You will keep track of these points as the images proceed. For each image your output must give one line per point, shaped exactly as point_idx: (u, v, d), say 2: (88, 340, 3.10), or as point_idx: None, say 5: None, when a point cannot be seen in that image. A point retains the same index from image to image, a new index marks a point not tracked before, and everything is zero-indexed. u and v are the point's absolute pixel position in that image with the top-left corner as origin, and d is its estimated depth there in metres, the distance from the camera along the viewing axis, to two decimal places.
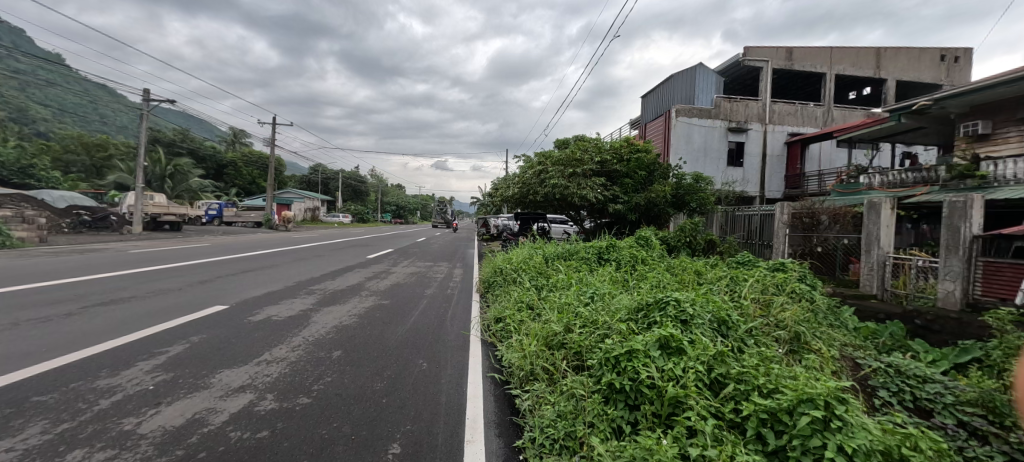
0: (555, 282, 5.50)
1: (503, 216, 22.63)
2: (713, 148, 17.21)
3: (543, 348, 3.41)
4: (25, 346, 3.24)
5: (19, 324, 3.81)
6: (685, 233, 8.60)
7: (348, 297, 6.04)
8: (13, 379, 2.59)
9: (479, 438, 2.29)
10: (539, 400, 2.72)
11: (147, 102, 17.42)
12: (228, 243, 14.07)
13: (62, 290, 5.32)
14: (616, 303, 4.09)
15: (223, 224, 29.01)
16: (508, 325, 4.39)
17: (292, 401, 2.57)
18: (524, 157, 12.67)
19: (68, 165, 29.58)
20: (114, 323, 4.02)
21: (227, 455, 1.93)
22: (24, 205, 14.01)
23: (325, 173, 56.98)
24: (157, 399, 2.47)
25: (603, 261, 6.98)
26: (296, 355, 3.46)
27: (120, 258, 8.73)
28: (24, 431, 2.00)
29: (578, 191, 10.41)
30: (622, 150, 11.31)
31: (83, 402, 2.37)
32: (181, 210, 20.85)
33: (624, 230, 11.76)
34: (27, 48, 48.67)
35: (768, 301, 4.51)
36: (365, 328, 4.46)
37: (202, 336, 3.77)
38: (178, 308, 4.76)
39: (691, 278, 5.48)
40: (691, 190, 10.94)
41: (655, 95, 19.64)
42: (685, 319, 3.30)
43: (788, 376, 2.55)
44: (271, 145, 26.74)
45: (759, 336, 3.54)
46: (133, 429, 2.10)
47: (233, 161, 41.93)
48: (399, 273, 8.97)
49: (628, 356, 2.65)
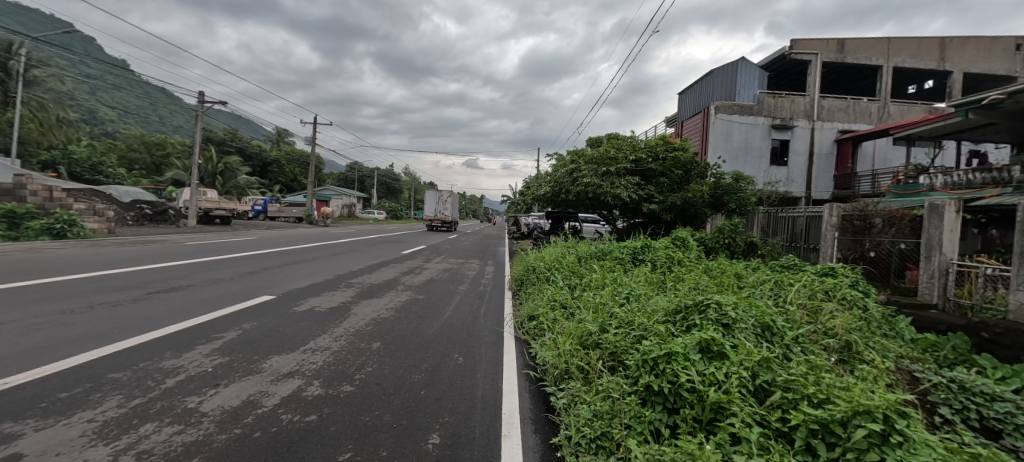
0: (589, 281, 5.45)
1: (534, 215, 22.63)
2: (756, 146, 16.44)
3: (577, 347, 3.40)
4: (100, 328, 3.57)
5: (92, 307, 4.19)
6: (723, 234, 8.29)
7: (385, 291, 6.25)
8: (93, 356, 2.87)
9: (516, 434, 2.32)
10: (574, 399, 2.72)
11: (202, 104, 18.60)
12: (272, 237, 14.79)
13: (130, 278, 5.79)
14: (652, 305, 4.02)
15: (266, 218, 31.12)
16: (542, 324, 4.39)
17: (336, 388, 2.70)
18: (556, 155, 12.59)
19: (132, 163, 32.07)
20: (174, 309, 4.34)
21: (279, 437, 2.05)
22: (94, 198, 15.32)
23: (361, 171, 59.34)
24: (215, 380, 2.66)
25: (638, 262, 6.83)
26: (338, 345, 3.61)
27: (177, 250, 9.39)
28: (103, 404, 2.20)
29: (611, 190, 10.24)
30: (658, 148, 10.94)
31: (150, 380, 2.57)
32: (231, 204, 22.18)
33: (660, 232, 11.41)
34: (97, 53, 53.79)
35: (816, 307, 4.27)
36: (402, 321, 4.60)
37: (252, 324, 4.01)
38: (230, 297, 5.08)
39: (730, 281, 5.26)
40: (730, 190, 10.55)
41: (692, 92, 19.05)
42: (726, 323, 3.19)
43: (840, 387, 2.43)
44: (311, 144, 27.79)
45: (807, 343, 3.39)
46: (196, 407, 2.27)
47: (277, 159, 44.48)
48: (432, 269, 9.13)
49: (667, 358, 2.59)
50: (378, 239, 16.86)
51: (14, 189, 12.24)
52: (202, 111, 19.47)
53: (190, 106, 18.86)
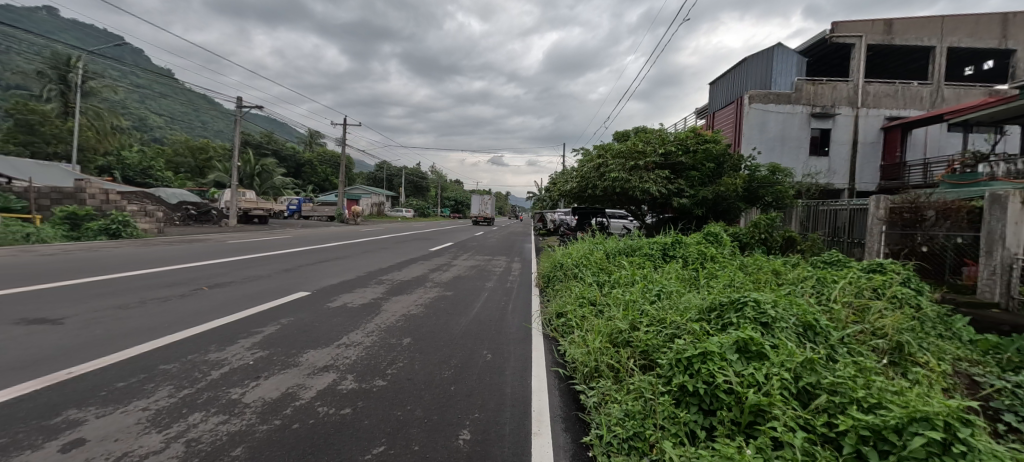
0: (618, 278, 5.34)
1: (560, 211, 22.48)
2: (793, 137, 15.64)
3: (607, 345, 3.34)
4: (153, 321, 3.81)
5: (145, 302, 4.50)
6: (758, 229, 7.92)
7: (414, 287, 6.36)
8: (146, 348, 3.06)
9: (546, 432, 2.30)
10: (605, 397, 2.67)
11: (241, 108, 19.52)
12: (306, 236, 15.27)
13: (177, 274, 6.16)
14: (685, 302, 3.89)
15: (301, 217, 32.42)
16: (570, 321, 4.35)
17: (369, 383, 2.76)
18: (583, 149, 12.44)
19: (178, 166, 34.07)
20: (218, 304, 4.59)
21: (316, 429, 2.11)
22: (145, 200, 16.42)
23: (390, 170, 60.90)
24: (257, 373, 2.78)
25: (669, 258, 6.63)
26: (370, 340, 3.70)
27: (219, 248, 9.93)
28: (156, 393, 2.34)
29: (639, 185, 10.01)
30: (688, 141, 10.61)
31: (198, 372, 2.72)
32: (268, 204, 23.18)
33: (691, 227, 11.06)
34: (145, 64, 57.58)
35: (863, 305, 4.02)
36: (431, 317, 4.67)
37: (289, 319, 4.17)
38: (268, 293, 5.31)
39: (767, 278, 5.03)
40: (765, 183, 10.09)
41: (724, 82, 18.30)
42: (765, 321, 3.05)
43: (894, 390, 2.26)
44: (342, 145, 28.66)
45: (853, 344, 3.19)
46: (239, 398, 2.38)
47: (310, 160, 46.25)
48: (459, 266, 9.23)
49: (703, 358, 2.49)
50: (406, 236, 17.23)
51: (75, 193, 13.12)
52: (240, 115, 20.41)
53: (229, 110, 19.77)
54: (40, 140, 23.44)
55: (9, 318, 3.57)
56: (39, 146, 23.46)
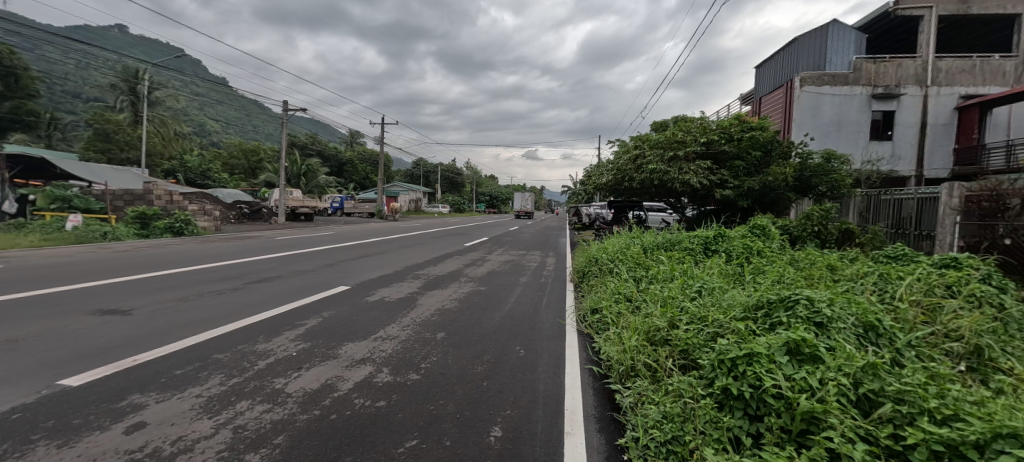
0: (655, 273, 5.13)
1: (595, 205, 22.03)
2: (851, 121, 14.38)
3: (644, 343, 3.22)
4: (208, 313, 4.10)
5: (202, 295, 4.85)
6: (811, 221, 7.38)
7: (449, 282, 6.46)
8: (201, 338, 3.29)
9: (579, 432, 2.24)
10: (641, 397, 2.56)
11: (287, 111, 20.58)
12: (347, 232, 15.95)
13: (231, 269, 6.60)
14: (728, 300, 3.66)
15: (343, 214, 33.91)
16: (605, 317, 4.24)
17: (403, 376, 2.81)
18: (619, 141, 12.12)
19: (233, 168, 36.57)
20: (265, 298, 4.86)
21: (352, 420, 2.18)
22: (205, 200, 17.77)
23: (426, 167, 62.37)
24: (299, 364, 2.90)
25: (711, 253, 6.31)
26: (406, 333, 3.79)
27: (268, 244, 10.56)
28: (209, 381, 2.50)
29: (679, 176, 9.60)
30: (731, 129, 10.04)
31: (246, 361, 2.88)
32: (313, 202, 24.41)
33: (735, 219, 10.47)
34: (203, 73, 62.14)
35: (935, 305, 3.61)
36: (465, 312, 4.72)
37: (330, 312, 4.35)
38: (312, 287, 5.57)
39: (821, 274, 4.65)
40: (819, 171, 9.36)
41: (772, 64, 17.11)
42: (819, 321, 2.80)
43: (975, 401, 1.98)
44: (380, 143, 29.62)
45: (923, 347, 2.86)
46: (282, 388, 2.50)
47: (351, 159, 48.22)
48: (494, 260, 9.28)
49: (748, 359, 2.32)
50: (442, 231, 17.53)
51: (144, 194, 14.41)
52: (286, 117, 21.52)
53: (276, 114, 20.94)
54: (116, 147, 25.96)
55: (87, 309, 3.95)
56: (114, 152, 25.98)
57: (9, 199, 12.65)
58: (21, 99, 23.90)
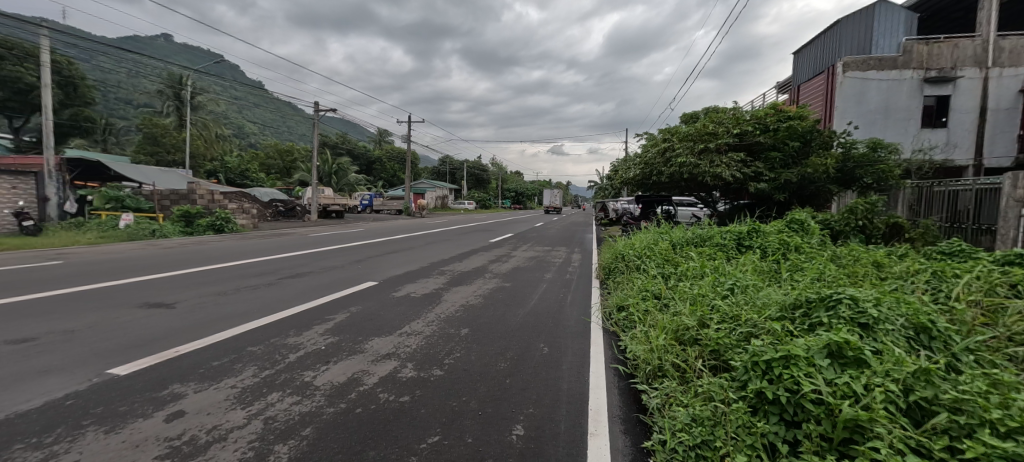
0: (685, 270, 4.96)
1: (622, 200, 21.57)
2: (900, 108, 13.34)
3: (672, 343, 3.11)
4: (244, 307, 4.30)
5: (239, 290, 5.09)
6: (855, 215, 6.90)
7: (473, 278, 6.50)
8: (236, 331, 3.45)
9: (603, 433, 2.18)
10: (669, 399, 2.47)
11: (318, 112, 21.26)
12: (376, 229, 16.38)
13: (266, 265, 6.90)
14: (763, 298, 3.47)
15: (373, 212, 34.84)
16: (632, 315, 4.14)
17: (427, 372, 2.84)
18: (646, 134, 11.82)
19: (269, 168, 38.26)
20: (297, 292, 5.06)
21: (377, 414, 2.21)
22: (244, 199, 18.70)
23: (453, 164, 62.96)
24: (327, 358, 2.99)
25: (744, 249, 6.04)
26: (430, 329, 3.83)
27: (301, 241, 10.99)
28: (243, 373, 2.61)
29: (710, 170, 9.23)
30: (767, 119, 9.56)
31: (278, 354, 3.00)
32: (344, 200, 25.19)
33: (771, 214, 9.94)
34: (241, 78, 65.22)
35: (999, 305, 3.28)
36: (489, 308, 4.72)
37: (357, 307, 4.47)
38: (341, 283, 5.75)
39: (866, 271, 4.33)
40: (863, 162, 8.74)
41: (812, 49, 16.13)
42: (864, 322, 2.61)
43: None
44: (407, 141, 30.18)
45: (985, 352, 2.60)
46: (311, 380, 2.58)
47: (380, 157, 49.40)
48: (518, 257, 9.27)
49: (786, 362, 2.18)
50: (467, 228, 17.69)
51: (188, 194, 15.42)
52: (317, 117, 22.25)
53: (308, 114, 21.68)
54: (164, 150, 27.70)
55: (137, 303, 4.23)
56: (162, 155, 27.72)
57: (70, 199, 13.51)
58: (81, 107, 25.97)
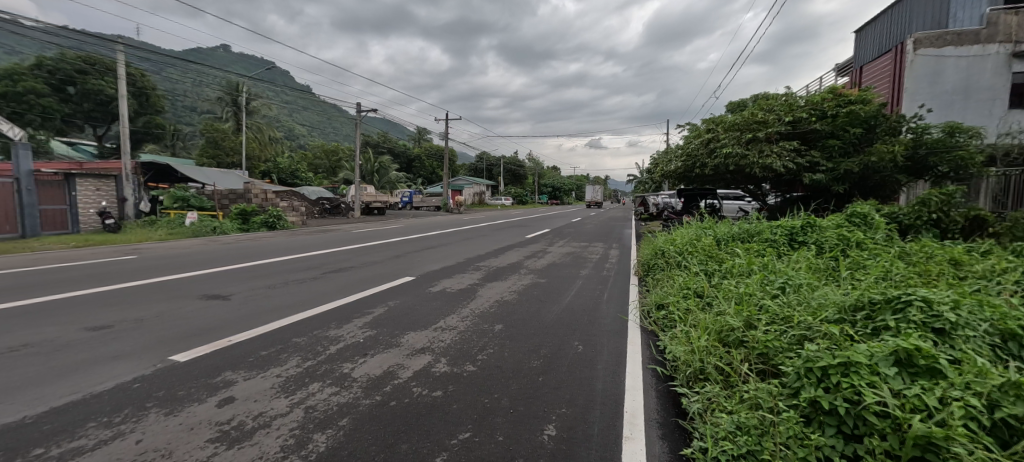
0: (730, 267, 4.67)
1: (663, 194, 20.73)
2: (983, 87, 11.76)
3: (715, 344, 2.93)
4: (291, 300, 4.56)
5: (288, 283, 5.42)
6: (928, 208, 6.21)
7: (508, 274, 6.50)
8: (283, 323, 3.67)
9: (639, 437, 2.10)
10: (711, 404, 2.33)
11: (361, 112, 22.14)
12: (415, 225, 16.80)
13: (312, 260, 7.29)
14: (819, 299, 3.20)
15: (413, 208, 35.89)
16: (672, 314, 3.96)
17: (460, 367, 2.87)
18: (690, 125, 11.31)
19: (317, 167, 40.44)
20: (340, 286, 5.30)
21: (410, 408, 2.26)
22: (294, 198, 19.90)
23: (490, 160, 62.94)
24: (365, 350, 3.09)
25: (796, 245, 5.62)
26: (464, 324, 3.87)
27: (345, 237, 11.54)
28: (287, 362, 2.76)
29: (758, 160, 8.65)
30: (824, 104, 8.82)
31: (320, 345, 3.14)
32: (385, 197, 26.14)
33: (828, 207, 9.13)
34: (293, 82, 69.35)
35: None
36: (523, 304, 4.71)
37: (395, 301, 4.61)
38: (381, 277, 5.96)
39: (941, 270, 3.87)
40: (939, 148, 7.80)
41: (878, 25, 14.62)
42: (939, 328, 2.32)
43: None
44: (444, 139, 30.79)
45: None
46: (350, 372, 2.68)
47: (419, 155, 50.72)
48: (554, 252, 9.17)
49: (844, 370, 1.97)
50: (503, 223, 17.77)
51: (245, 193, 16.71)
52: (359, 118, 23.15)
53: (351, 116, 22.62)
54: (224, 152, 30.03)
55: (198, 294, 4.60)
56: (223, 158, 30.08)
57: (144, 199, 14.93)
58: (153, 115, 28.68)
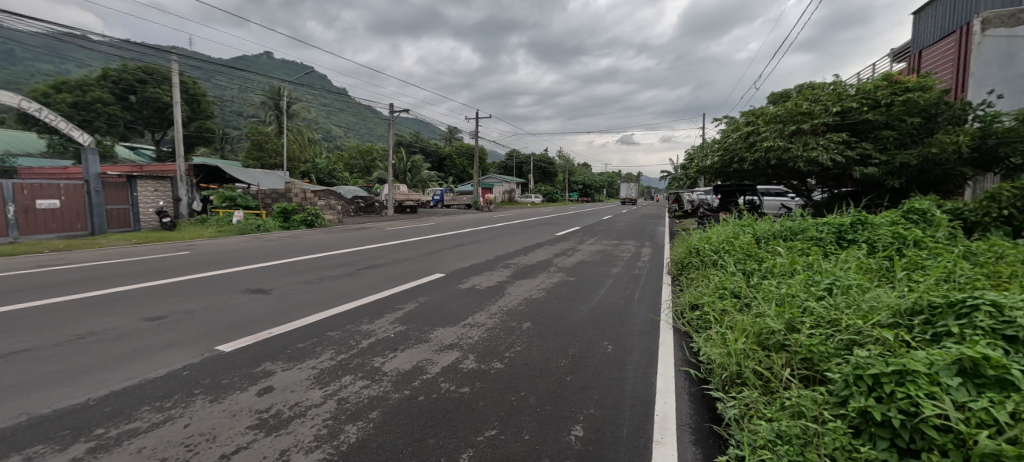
0: (771, 266, 4.42)
1: (699, 190, 19.94)
2: None
3: (753, 347, 2.77)
4: (327, 295, 4.76)
5: (324, 279, 5.65)
6: (999, 203, 5.61)
7: (537, 272, 6.47)
8: (319, 317, 3.83)
9: (670, 441, 2.02)
10: (749, 410, 2.21)
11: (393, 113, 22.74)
12: (445, 223, 17.09)
13: (346, 257, 7.58)
14: (870, 301, 2.96)
15: (443, 206, 36.49)
16: (707, 315, 3.80)
17: (487, 364, 2.88)
18: (727, 118, 10.82)
19: (353, 167, 41.97)
20: (373, 282, 5.47)
21: (437, 403, 2.29)
22: (331, 197, 20.77)
23: (521, 158, 61.79)
24: (396, 345, 3.17)
25: (845, 244, 5.24)
26: (492, 322, 3.88)
27: (378, 234, 11.92)
28: (322, 355, 2.87)
29: (803, 153, 8.13)
30: (878, 92, 8.16)
31: (353, 339, 3.25)
32: (417, 196, 26.75)
33: (882, 203, 8.43)
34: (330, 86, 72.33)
35: None
36: (551, 302, 4.67)
37: (424, 298, 4.69)
38: (411, 274, 6.09)
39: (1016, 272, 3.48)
40: (1014, 137, 6.99)
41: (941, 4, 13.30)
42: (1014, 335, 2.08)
43: None
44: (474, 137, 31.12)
45: None
46: (380, 366, 2.76)
47: (450, 154, 51.45)
48: (584, 250, 9.03)
49: (900, 378, 1.81)
50: (533, 221, 17.74)
51: (286, 193, 17.63)
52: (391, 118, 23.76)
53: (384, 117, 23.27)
54: (268, 154, 31.79)
55: (243, 288, 4.88)
56: (267, 159, 31.85)
57: (197, 199, 16.07)
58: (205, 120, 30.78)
